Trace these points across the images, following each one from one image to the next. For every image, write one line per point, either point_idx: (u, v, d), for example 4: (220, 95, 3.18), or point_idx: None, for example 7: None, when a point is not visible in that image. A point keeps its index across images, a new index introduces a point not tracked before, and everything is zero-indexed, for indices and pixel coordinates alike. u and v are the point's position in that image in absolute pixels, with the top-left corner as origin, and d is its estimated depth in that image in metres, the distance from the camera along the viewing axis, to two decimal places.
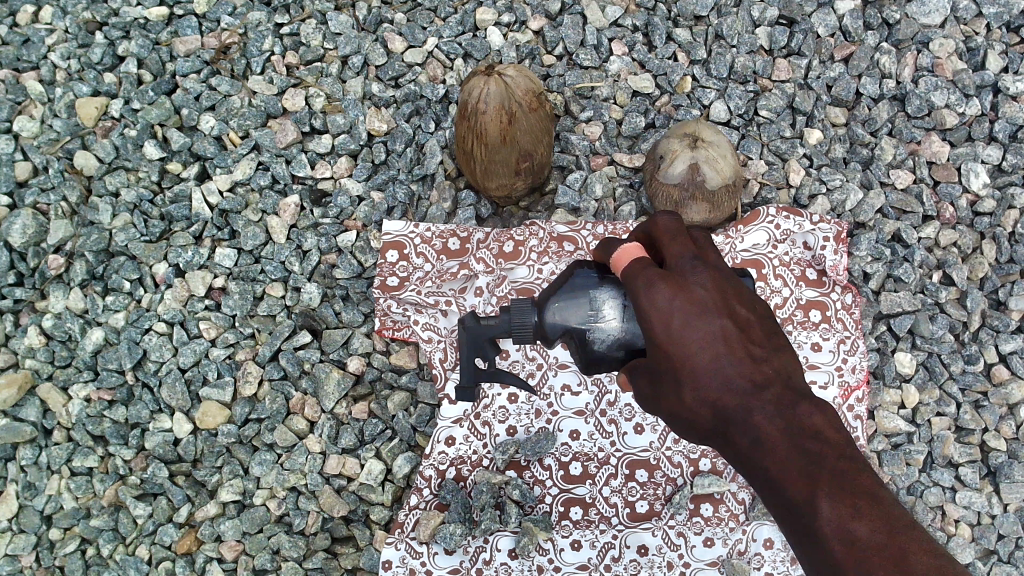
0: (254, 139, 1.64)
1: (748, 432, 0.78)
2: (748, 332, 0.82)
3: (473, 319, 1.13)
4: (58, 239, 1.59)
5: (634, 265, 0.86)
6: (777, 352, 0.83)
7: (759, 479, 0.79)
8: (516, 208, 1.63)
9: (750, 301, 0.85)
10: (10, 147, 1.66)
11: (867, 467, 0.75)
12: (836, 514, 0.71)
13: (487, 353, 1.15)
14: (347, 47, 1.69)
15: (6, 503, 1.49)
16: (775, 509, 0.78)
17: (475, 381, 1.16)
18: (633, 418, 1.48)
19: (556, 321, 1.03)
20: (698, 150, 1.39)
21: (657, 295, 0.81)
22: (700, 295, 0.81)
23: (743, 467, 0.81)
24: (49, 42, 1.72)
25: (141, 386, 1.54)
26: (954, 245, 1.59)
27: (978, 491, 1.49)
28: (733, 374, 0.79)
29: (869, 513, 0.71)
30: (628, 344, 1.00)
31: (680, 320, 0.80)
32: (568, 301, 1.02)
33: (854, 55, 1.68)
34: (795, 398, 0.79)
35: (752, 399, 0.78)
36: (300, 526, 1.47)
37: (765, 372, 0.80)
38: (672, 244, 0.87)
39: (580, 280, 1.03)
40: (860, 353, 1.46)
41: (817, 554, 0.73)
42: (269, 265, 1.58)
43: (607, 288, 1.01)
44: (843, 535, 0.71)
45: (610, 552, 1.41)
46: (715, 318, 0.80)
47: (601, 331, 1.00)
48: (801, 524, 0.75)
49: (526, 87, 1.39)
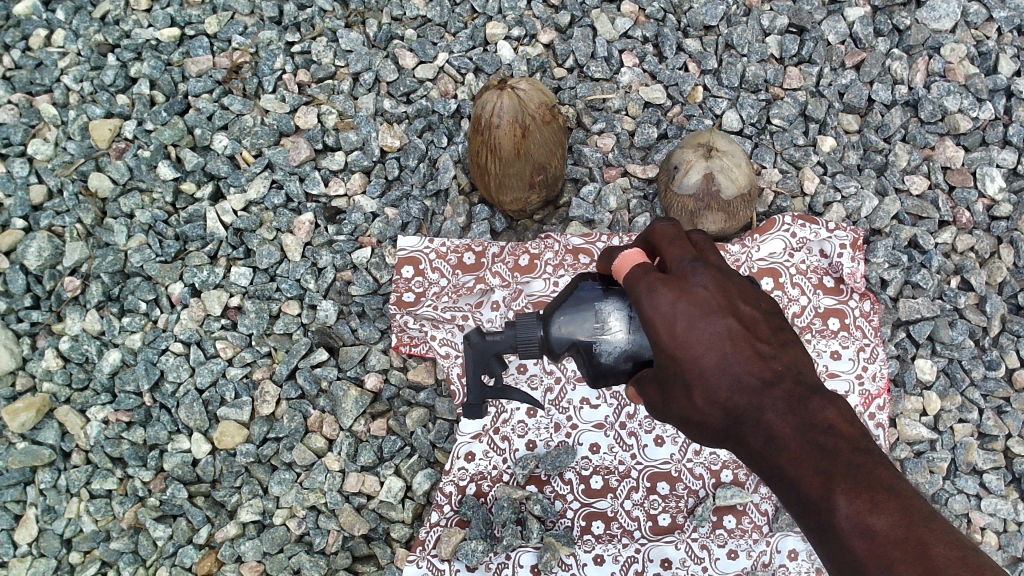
0: (267, 157, 1.64)
1: (761, 430, 0.79)
2: (754, 329, 0.82)
3: (478, 334, 1.12)
4: (74, 261, 1.60)
5: (635, 271, 0.87)
6: (786, 347, 0.83)
7: (775, 480, 0.79)
8: (530, 221, 1.63)
9: (756, 300, 0.85)
10: (25, 170, 1.67)
11: (883, 460, 0.75)
12: (853, 510, 0.71)
13: (493, 370, 1.14)
14: (358, 64, 1.70)
15: (27, 527, 1.50)
16: (792, 509, 0.78)
17: (482, 398, 1.17)
18: (654, 430, 1.46)
19: (561, 335, 1.03)
20: (713, 160, 1.40)
21: (658, 299, 0.82)
22: (702, 295, 0.81)
23: (757, 468, 0.81)
24: (62, 65, 1.73)
25: (159, 407, 1.54)
26: (972, 249, 1.58)
27: (1003, 497, 1.48)
28: (741, 373, 0.79)
29: (887, 506, 0.71)
30: (635, 356, 1.00)
31: (683, 323, 0.80)
32: (573, 314, 1.02)
33: (865, 62, 1.68)
34: (806, 394, 0.79)
35: (762, 397, 0.79)
36: (320, 545, 1.46)
37: (774, 369, 0.80)
38: (672, 247, 0.88)
39: (585, 293, 1.03)
40: (881, 361, 1.46)
41: (837, 553, 0.73)
42: (284, 283, 1.58)
43: (612, 300, 1.01)
44: (862, 530, 0.70)
45: (633, 566, 1.39)
46: (718, 318, 0.80)
47: (607, 344, 1.00)
48: (820, 524, 0.75)
49: (540, 100, 1.39)
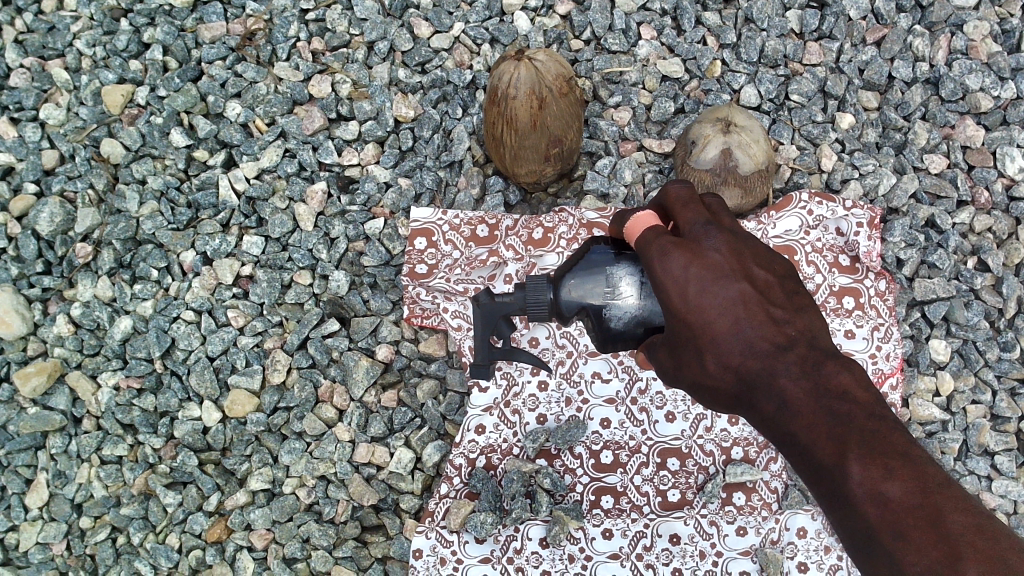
0: (281, 126, 1.63)
1: (773, 396, 0.78)
2: (769, 294, 0.81)
3: (487, 296, 1.11)
4: (86, 227, 1.59)
5: (648, 235, 0.86)
6: (801, 312, 0.82)
7: (787, 445, 0.79)
8: (544, 194, 1.62)
9: (770, 263, 0.84)
10: (37, 135, 1.66)
11: (898, 426, 0.74)
12: (867, 477, 0.71)
13: (502, 331, 1.16)
14: (373, 32, 1.68)
15: (38, 491, 1.50)
16: (805, 474, 0.78)
17: (490, 359, 1.17)
18: (665, 406, 1.46)
19: (572, 298, 1.02)
20: (731, 135, 1.38)
21: (670, 263, 0.81)
22: (715, 260, 0.80)
23: (770, 433, 0.80)
24: (75, 29, 1.72)
25: (170, 374, 1.53)
26: (989, 230, 1.57)
27: (1015, 480, 1.47)
28: (754, 338, 0.78)
29: (901, 473, 0.70)
30: (646, 322, 0.99)
31: (695, 287, 0.80)
32: (585, 277, 1.01)
33: (887, 39, 1.65)
34: (819, 359, 0.78)
35: (776, 361, 0.78)
36: (330, 514, 1.46)
37: (789, 334, 0.79)
38: (685, 210, 0.87)
39: (597, 256, 1.02)
40: (895, 341, 1.45)
41: (850, 520, 0.73)
42: (297, 253, 1.57)
43: (624, 264, 0.99)
44: (875, 497, 0.70)
45: (642, 540, 1.39)
46: (732, 282, 0.79)
47: (619, 309, 0.99)
48: (832, 490, 0.74)
49: (557, 72, 1.37)
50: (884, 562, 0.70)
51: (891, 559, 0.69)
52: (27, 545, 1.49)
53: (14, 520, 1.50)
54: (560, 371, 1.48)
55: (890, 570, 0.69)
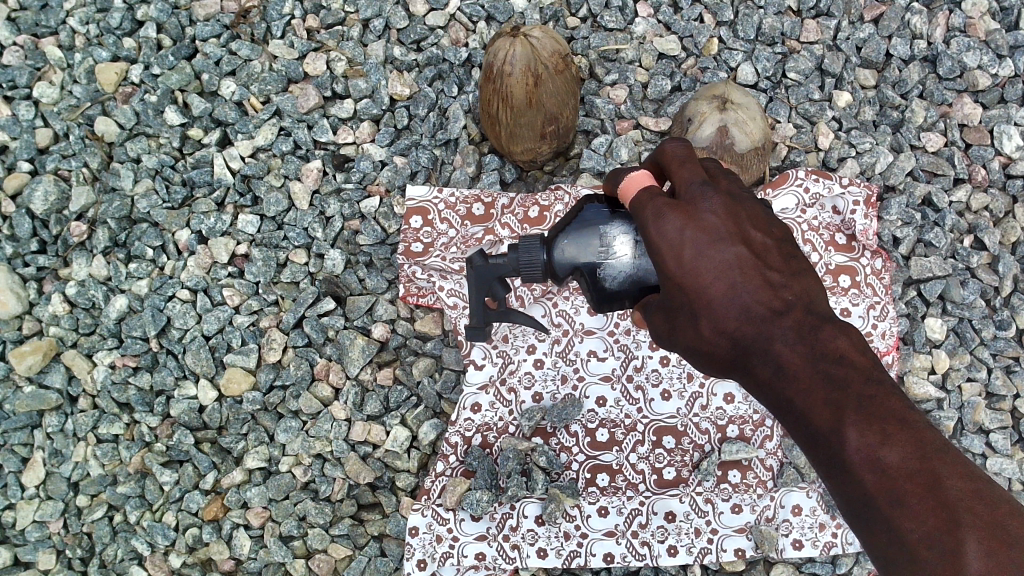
0: (276, 104, 1.63)
1: (770, 361, 0.78)
2: (765, 257, 0.81)
3: (481, 258, 1.13)
4: (80, 206, 1.59)
5: (642, 195, 0.86)
6: (798, 276, 0.82)
7: (781, 410, 0.79)
8: (540, 173, 1.61)
9: (768, 226, 0.84)
10: (31, 114, 1.66)
11: (894, 390, 0.75)
12: (864, 444, 0.72)
13: (495, 292, 1.16)
14: (368, 10, 1.68)
15: (34, 470, 1.50)
16: (799, 437, 0.78)
17: (486, 320, 1.20)
18: (661, 384, 1.46)
19: (566, 258, 1.02)
20: (727, 113, 1.37)
21: (666, 225, 0.81)
22: (711, 222, 0.81)
23: (765, 398, 0.81)
24: (67, 7, 1.71)
25: (165, 353, 1.53)
26: (986, 209, 1.57)
27: (1010, 457, 1.47)
28: (750, 303, 0.78)
29: (899, 439, 0.71)
30: (640, 281, 0.99)
31: (691, 251, 0.80)
32: (578, 237, 1.01)
33: (885, 16, 1.65)
34: (816, 324, 0.78)
35: (772, 326, 0.78)
36: (326, 492, 1.47)
37: (785, 299, 0.79)
38: (681, 169, 0.87)
39: (590, 215, 1.02)
40: (890, 319, 1.46)
41: (847, 485, 0.74)
42: (292, 232, 1.57)
43: (617, 222, 1.00)
44: (873, 463, 0.71)
45: (638, 518, 1.39)
46: (728, 246, 0.79)
47: (613, 268, 0.99)
48: (829, 455, 0.75)
49: (553, 49, 1.37)
50: (881, 527, 0.71)
51: (889, 525, 0.70)
52: (23, 524, 1.48)
53: (10, 498, 1.50)
54: (557, 349, 1.48)
55: (887, 535, 0.71)
